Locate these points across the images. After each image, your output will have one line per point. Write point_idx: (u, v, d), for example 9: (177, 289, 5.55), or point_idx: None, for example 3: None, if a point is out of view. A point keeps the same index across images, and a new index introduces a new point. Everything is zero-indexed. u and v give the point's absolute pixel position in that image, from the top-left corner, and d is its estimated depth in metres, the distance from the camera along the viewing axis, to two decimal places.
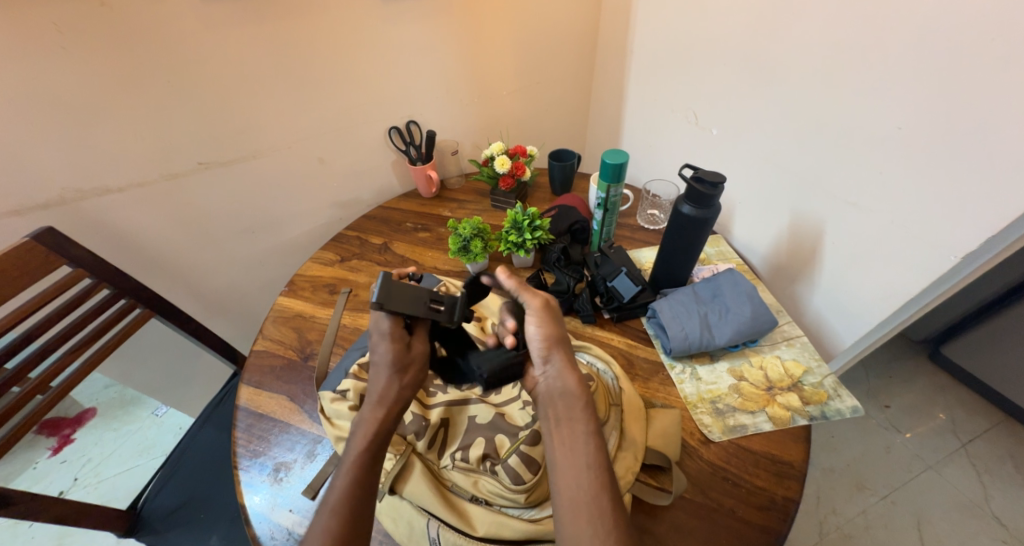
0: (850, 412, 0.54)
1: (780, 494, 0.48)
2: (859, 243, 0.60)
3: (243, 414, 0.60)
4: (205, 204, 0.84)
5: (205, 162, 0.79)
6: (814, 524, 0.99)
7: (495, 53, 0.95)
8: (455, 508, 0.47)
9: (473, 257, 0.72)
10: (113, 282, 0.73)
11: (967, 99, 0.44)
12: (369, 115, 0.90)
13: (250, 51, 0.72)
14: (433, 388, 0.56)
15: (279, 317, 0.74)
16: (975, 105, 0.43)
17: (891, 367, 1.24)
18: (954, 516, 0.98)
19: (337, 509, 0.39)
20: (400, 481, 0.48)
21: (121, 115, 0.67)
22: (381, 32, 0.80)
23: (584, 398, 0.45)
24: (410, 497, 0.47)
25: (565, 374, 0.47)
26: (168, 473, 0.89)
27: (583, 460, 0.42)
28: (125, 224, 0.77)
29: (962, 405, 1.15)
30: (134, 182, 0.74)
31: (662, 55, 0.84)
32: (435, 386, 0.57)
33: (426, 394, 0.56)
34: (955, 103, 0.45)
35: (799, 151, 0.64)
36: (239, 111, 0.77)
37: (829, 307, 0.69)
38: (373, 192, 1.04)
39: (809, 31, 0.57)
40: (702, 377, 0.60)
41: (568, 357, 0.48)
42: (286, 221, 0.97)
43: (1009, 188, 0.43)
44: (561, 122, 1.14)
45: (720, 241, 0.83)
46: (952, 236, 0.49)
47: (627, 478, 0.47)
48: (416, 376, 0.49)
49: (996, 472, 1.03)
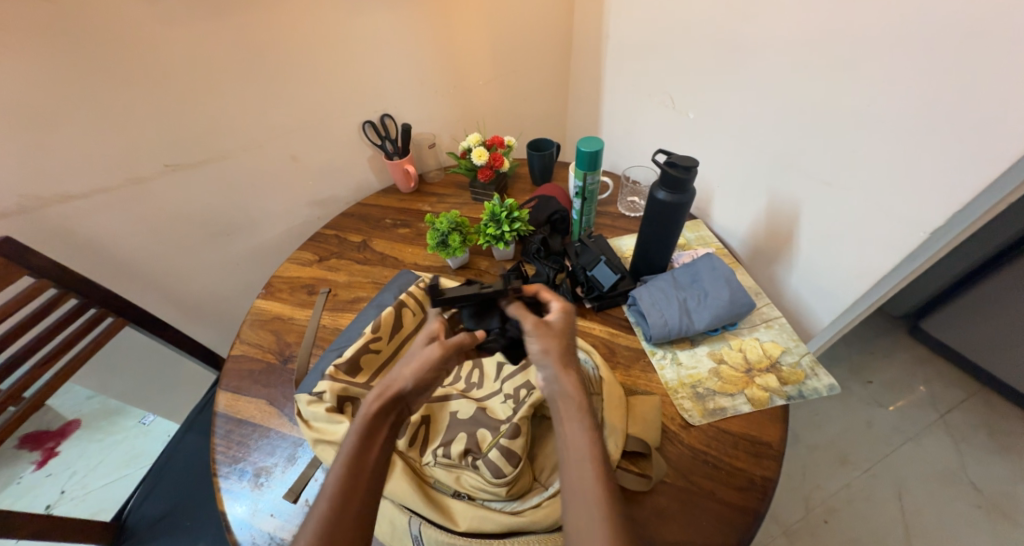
0: (826, 390, 0.54)
1: (759, 474, 0.48)
2: (833, 223, 0.61)
3: (222, 420, 0.59)
4: (176, 208, 0.81)
5: (172, 165, 0.77)
6: (800, 499, 1.02)
7: (468, 43, 0.93)
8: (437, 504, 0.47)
9: (452, 252, 0.71)
10: (80, 292, 0.72)
11: (943, 68, 0.43)
12: (342, 110, 0.88)
13: (213, 47, 0.69)
14: None
15: (257, 320, 0.72)
16: (953, 73, 0.42)
17: (872, 343, 1.27)
18: (933, 484, 1.02)
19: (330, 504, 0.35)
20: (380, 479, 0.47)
21: (78, 119, 0.65)
22: (349, 24, 0.78)
23: (581, 396, 0.40)
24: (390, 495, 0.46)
25: (562, 366, 0.42)
26: (152, 482, 0.87)
27: (577, 455, 0.37)
28: (91, 231, 0.74)
29: (941, 378, 1.18)
30: (97, 187, 0.72)
31: (638, 40, 0.82)
32: None
33: None
34: (928, 69, 0.44)
35: (773, 133, 0.64)
36: (205, 112, 0.75)
37: (807, 288, 0.70)
38: (350, 190, 1.02)
39: (780, 12, 0.57)
40: (682, 362, 0.60)
41: (565, 354, 0.43)
42: (262, 222, 0.95)
43: (976, 161, 0.43)
44: (541, 111, 1.13)
45: (699, 225, 0.83)
46: (922, 211, 0.49)
47: None
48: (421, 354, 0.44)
49: (972, 441, 1.07)
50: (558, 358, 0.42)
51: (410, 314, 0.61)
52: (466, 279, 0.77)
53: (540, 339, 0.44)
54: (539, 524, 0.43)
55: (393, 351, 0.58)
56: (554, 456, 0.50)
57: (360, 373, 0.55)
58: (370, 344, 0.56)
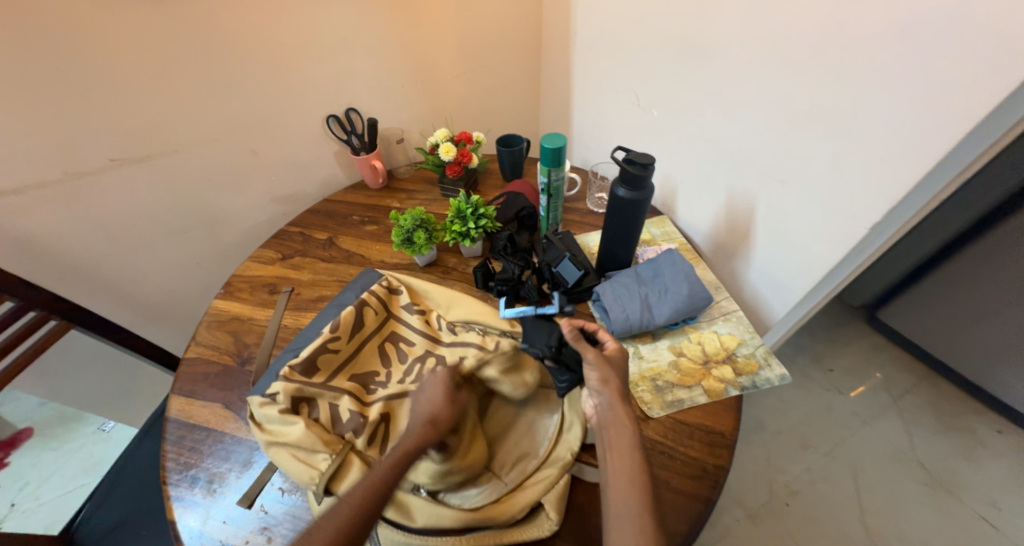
0: (778, 380, 0.57)
1: (712, 463, 0.50)
2: (787, 218, 0.63)
3: (173, 426, 0.57)
4: (123, 203, 0.77)
5: (118, 159, 0.73)
6: (763, 484, 1.06)
7: (434, 35, 0.91)
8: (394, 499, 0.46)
9: (418, 249, 0.70)
10: (18, 294, 0.68)
11: (879, 66, 0.44)
12: (304, 103, 0.85)
13: (159, 33, 0.66)
14: (375, 385, 0.56)
15: (214, 321, 0.70)
16: (888, 72, 0.44)
17: (833, 333, 1.32)
18: (886, 465, 1.07)
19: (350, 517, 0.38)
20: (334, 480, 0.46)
21: (8, 109, 0.60)
22: (307, 12, 0.75)
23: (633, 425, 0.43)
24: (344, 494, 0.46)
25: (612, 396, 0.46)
26: (105, 492, 0.85)
27: (627, 478, 0.40)
28: (29, 228, 0.70)
29: (895, 365, 1.25)
30: (35, 181, 0.67)
31: (603, 37, 0.83)
32: (377, 383, 0.56)
33: (367, 391, 0.55)
34: (869, 66, 0.45)
35: (731, 130, 0.65)
36: (154, 103, 0.71)
37: (763, 281, 0.72)
38: (317, 186, 0.99)
39: (733, 11, 0.58)
40: (644, 355, 0.61)
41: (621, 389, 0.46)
42: (222, 218, 0.91)
43: (908, 158, 0.45)
44: (512, 106, 1.12)
45: (665, 221, 0.85)
46: (863, 206, 0.51)
47: (566, 459, 0.49)
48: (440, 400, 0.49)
49: (922, 423, 1.13)
50: (616, 389, 0.46)
51: (372, 313, 0.61)
52: (434, 276, 0.76)
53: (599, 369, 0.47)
54: (499, 521, 0.44)
55: (352, 351, 0.57)
56: (513, 452, 0.52)
57: (316, 374, 0.54)
58: (328, 343, 0.55)
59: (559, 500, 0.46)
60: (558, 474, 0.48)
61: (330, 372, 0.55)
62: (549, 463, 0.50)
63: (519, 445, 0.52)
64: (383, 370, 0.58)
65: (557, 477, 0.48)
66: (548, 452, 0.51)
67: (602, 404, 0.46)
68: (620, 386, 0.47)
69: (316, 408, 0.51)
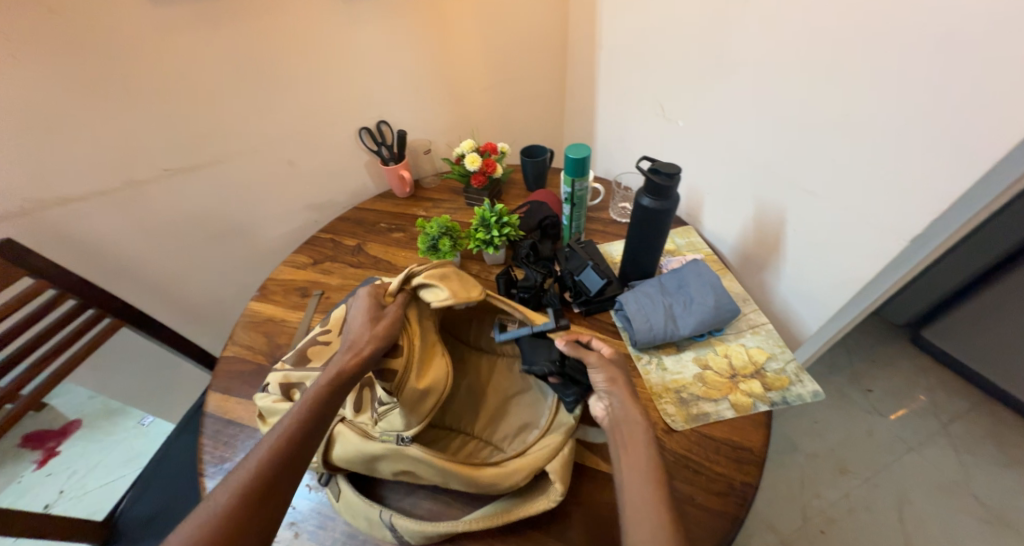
0: (811, 397, 0.54)
1: (739, 480, 0.48)
2: (817, 230, 0.61)
3: (211, 421, 0.60)
4: (173, 210, 0.83)
5: (170, 169, 0.78)
6: (797, 509, 1.01)
7: (463, 51, 0.94)
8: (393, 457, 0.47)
9: (442, 256, 0.72)
10: (77, 292, 0.74)
11: (919, 74, 0.43)
12: (340, 117, 0.90)
13: (212, 54, 0.71)
14: None
15: (250, 322, 0.73)
16: (926, 81, 0.43)
17: (872, 351, 1.26)
18: (935, 495, 1.00)
19: (289, 430, 0.40)
20: (330, 451, 0.48)
21: (79, 123, 0.67)
22: (345, 32, 0.80)
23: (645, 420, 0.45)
24: (345, 463, 0.48)
25: (619, 393, 0.47)
26: (144, 483, 0.89)
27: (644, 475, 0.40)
28: (92, 233, 0.76)
29: (943, 387, 1.17)
30: (98, 189, 0.73)
31: (628, 50, 0.84)
32: None
33: None
34: (909, 72, 0.44)
35: (759, 139, 0.64)
36: (205, 118, 0.77)
37: (794, 295, 0.70)
38: (347, 195, 1.03)
39: (762, 22, 0.58)
40: (668, 367, 0.60)
41: (629, 389, 0.48)
42: (260, 225, 0.96)
43: (949, 170, 0.43)
44: (536, 118, 1.14)
45: (690, 231, 0.84)
46: (900, 219, 0.50)
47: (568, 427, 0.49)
48: (368, 325, 0.51)
49: (975, 452, 1.06)
50: (625, 390, 0.47)
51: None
52: None
53: (604, 370, 0.49)
54: (504, 483, 0.45)
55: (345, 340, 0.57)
56: (514, 424, 0.55)
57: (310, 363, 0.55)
58: (319, 337, 0.57)
59: (562, 469, 0.46)
60: (560, 441, 0.48)
61: (321, 361, 0.55)
62: (552, 431, 0.50)
63: (521, 417, 0.55)
64: None
65: (562, 444, 0.48)
66: (550, 422, 0.51)
67: (614, 404, 0.47)
68: (626, 384, 0.48)
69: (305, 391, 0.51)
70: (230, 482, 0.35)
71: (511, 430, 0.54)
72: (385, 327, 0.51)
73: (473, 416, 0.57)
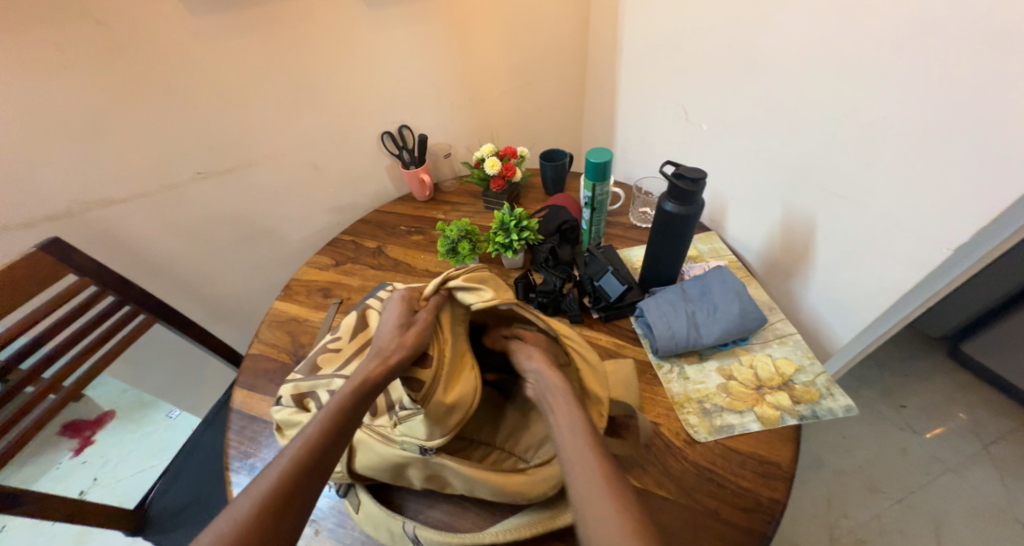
0: (843, 411, 0.52)
1: (766, 495, 0.46)
2: (850, 238, 0.59)
3: (236, 417, 0.62)
4: (205, 212, 0.86)
5: (203, 172, 0.82)
6: (825, 529, 0.96)
7: (485, 56, 0.95)
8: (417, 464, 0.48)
9: (461, 259, 0.72)
10: (116, 290, 0.77)
11: (967, 74, 0.41)
12: (363, 121, 0.92)
13: (244, 61, 0.74)
14: None
15: (274, 321, 0.75)
16: (974, 81, 0.40)
17: (907, 365, 1.20)
18: (976, 521, 0.94)
19: (313, 435, 0.41)
20: (354, 459, 0.49)
21: (121, 129, 0.70)
22: (370, 39, 0.81)
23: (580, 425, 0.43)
24: (368, 471, 0.49)
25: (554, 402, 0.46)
26: (173, 476, 0.92)
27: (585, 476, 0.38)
28: (130, 233, 0.80)
29: (985, 406, 1.10)
30: (137, 192, 0.77)
31: (651, 53, 0.83)
32: None
33: None
34: (954, 71, 0.42)
35: (788, 142, 0.63)
36: (236, 123, 0.80)
37: (824, 304, 0.67)
38: (368, 198, 1.05)
39: (793, 22, 0.56)
40: (690, 377, 0.59)
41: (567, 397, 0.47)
42: (286, 227, 0.99)
43: (999, 176, 0.41)
44: (556, 121, 1.14)
45: (713, 237, 0.82)
46: (944, 227, 0.47)
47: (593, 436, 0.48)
48: (399, 332, 0.51)
49: (1021, 476, 0.99)
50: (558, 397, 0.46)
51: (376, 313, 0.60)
52: None
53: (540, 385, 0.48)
54: (527, 495, 0.44)
55: (356, 347, 0.57)
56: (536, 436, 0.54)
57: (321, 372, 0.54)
58: (328, 345, 0.56)
59: None
60: None
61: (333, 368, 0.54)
62: None
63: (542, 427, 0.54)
64: None
65: None
66: None
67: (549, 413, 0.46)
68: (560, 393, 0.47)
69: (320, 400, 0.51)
70: (252, 489, 0.36)
71: (533, 442, 0.54)
72: (417, 333, 0.51)
73: (492, 428, 0.57)
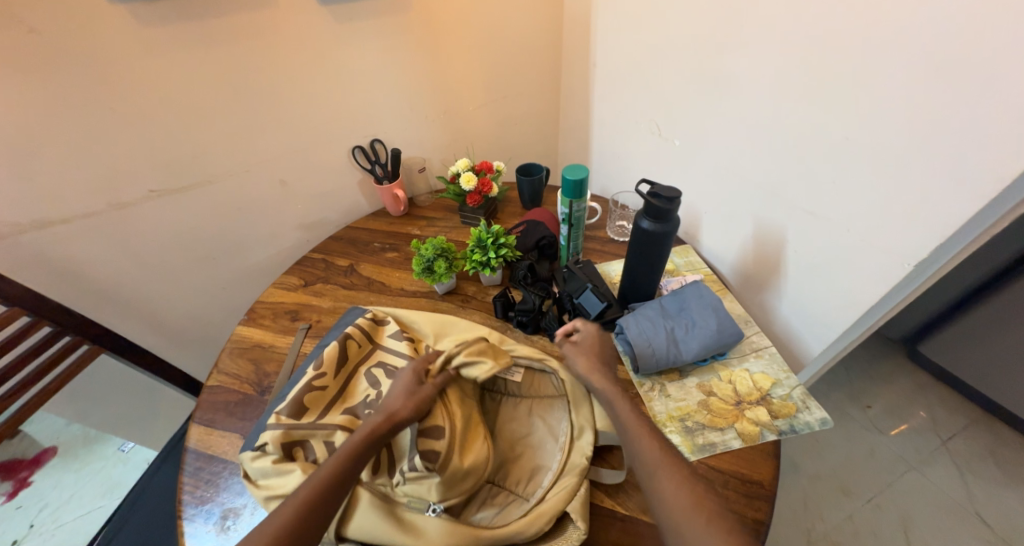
0: (819, 424, 0.53)
1: (750, 517, 0.46)
2: (820, 251, 0.60)
3: (191, 457, 0.57)
4: (159, 232, 0.80)
5: (157, 190, 0.76)
6: (801, 534, 0.98)
7: (458, 70, 0.94)
8: (411, 524, 0.45)
9: (438, 278, 0.70)
10: (53, 320, 0.73)
11: (922, 91, 0.43)
12: (333, 134, 0.88)
13: (203, 74, 0.70)
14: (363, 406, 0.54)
15: (237, 348, 0.70)
16: (931, 98, 0.42)
17: (870, 367, 1.25)
18: (940, 518, 0.98)
19: (306, 496, 0.40)
20: (345, 522, 0.45)
21: (61, 144, 0.64)
22: (339, 50, 0.79)
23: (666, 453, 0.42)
24: (360, 535, 0.45)
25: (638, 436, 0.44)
26: (116, 526, 0.84)
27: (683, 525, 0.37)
28: (72, 257, 0.73)
29: (943, 404, 1.16)
30: (81, 212, 0.71)
31: (622, 73, 0.84)
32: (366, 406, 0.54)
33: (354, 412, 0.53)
34: (905, 94, 0.44)
35: (758, 160, 0.64)
36: (191, 137, 0.75)
37: (797, 316, 0.69)
38: (339, 213, 1.01)
39: (757, 46, 0.58)
40: (671, 394, 0.59)
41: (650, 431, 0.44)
42: (250, 246, 0.94)
43: (955, 198, 0.43)
44: (531, 136, 1.14)
45: (688, 250, 0.83)
46: (907, 246, 0.49)
47: (579, 462, 0.49)
48: (409, 398, 0.49)
49: (978, 470, 1.04)
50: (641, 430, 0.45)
51: (356, 346, 0.60)
52: (453, 304, 0.76)
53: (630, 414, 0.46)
54: (526, 534, 0.44)
55: (340, 386, 0.56)
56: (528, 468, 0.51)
57: (306, 415, 0.52)
58: (313, 382, 0.54)
59: (583, 508, 0.46)
60: (576, 482, 0.48)
61: (320, 408, 0.53)
62: (564, 472, 0.49)
63: (533, 459, 0.52)
64: (372, 391, 0.55)
65: (578, 485, 0.48)
66: (562, 461, 0.50)
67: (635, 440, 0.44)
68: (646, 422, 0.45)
69: (312, 448, 0.49)
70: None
71: (524, 475, 0.51)
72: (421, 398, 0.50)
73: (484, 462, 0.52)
